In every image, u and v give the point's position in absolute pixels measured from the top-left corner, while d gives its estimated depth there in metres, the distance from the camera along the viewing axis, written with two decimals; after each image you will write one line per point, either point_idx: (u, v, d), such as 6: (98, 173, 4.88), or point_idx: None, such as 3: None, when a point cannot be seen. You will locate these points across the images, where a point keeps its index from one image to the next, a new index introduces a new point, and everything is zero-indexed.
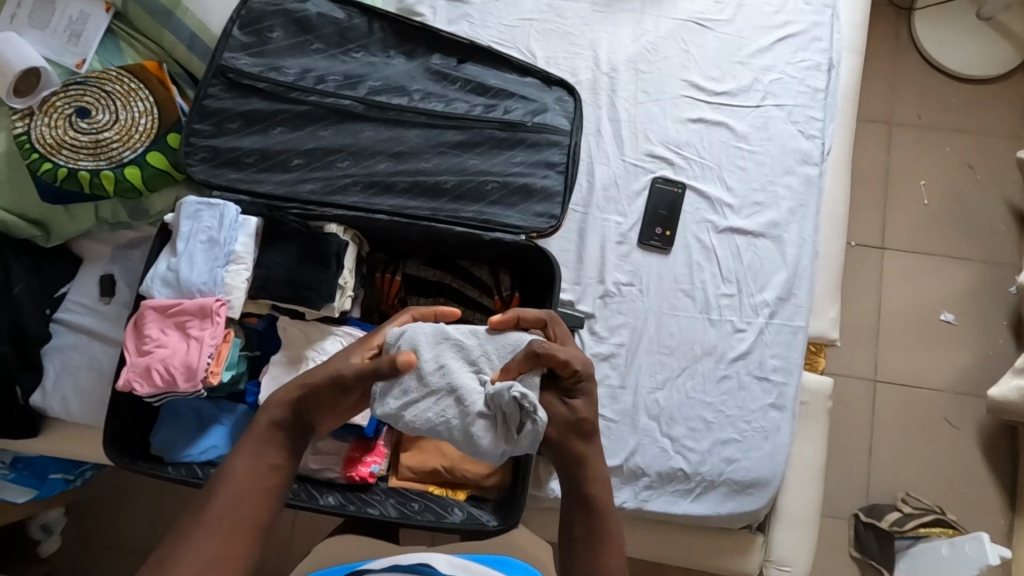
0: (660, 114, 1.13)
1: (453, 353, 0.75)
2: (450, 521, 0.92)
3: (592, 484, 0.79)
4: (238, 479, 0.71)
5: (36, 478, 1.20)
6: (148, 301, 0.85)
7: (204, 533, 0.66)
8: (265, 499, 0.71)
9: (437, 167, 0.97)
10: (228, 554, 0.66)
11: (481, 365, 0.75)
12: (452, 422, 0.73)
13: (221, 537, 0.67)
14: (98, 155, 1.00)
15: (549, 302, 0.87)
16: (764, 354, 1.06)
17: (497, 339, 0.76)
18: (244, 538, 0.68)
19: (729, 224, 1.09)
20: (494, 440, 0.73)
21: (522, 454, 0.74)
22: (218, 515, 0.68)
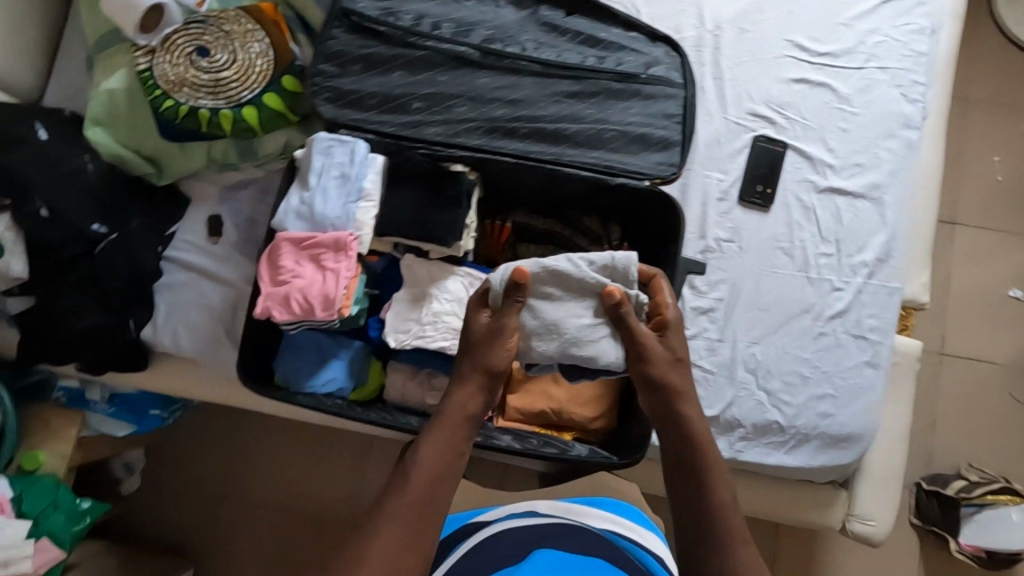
0: (763, 74, 1.13)
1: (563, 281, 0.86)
2: (576, 454, 0.94)
3: (689, 418, 0.80)
4: (426, 469, 0.74)
5: (133, 414, 1.24)
6: (282, 233, 0.87)
7: (398, 519, 0.70)
8: (446, 490, 0.75)
9: (554, 115, 0.98)
10: (416, 541, 0.70)
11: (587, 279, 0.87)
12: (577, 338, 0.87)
13: (410, 524, 0.70)
14: (217, 94, 1.02)
15: (674, 245, 0.90)
16: (861, 313, 1.07)
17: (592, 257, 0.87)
18: (429, 528, 0.72)
19: (830, 184, 1.10)
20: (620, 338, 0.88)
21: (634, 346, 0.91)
22: (407, 502, 0.72)
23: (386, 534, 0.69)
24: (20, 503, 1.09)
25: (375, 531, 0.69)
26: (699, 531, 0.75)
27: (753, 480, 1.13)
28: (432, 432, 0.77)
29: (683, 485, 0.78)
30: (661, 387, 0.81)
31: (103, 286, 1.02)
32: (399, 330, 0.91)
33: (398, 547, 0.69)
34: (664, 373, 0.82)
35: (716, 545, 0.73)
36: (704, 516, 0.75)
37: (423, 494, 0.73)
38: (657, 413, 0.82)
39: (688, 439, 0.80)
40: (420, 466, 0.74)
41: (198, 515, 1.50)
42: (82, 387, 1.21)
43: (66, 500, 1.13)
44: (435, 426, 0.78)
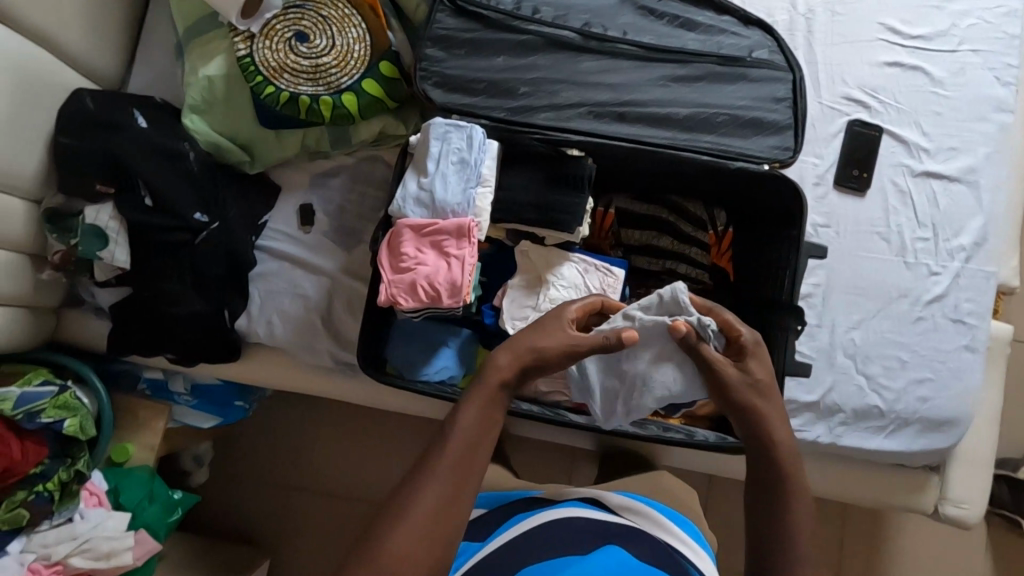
0: (856, 57, 1.12)
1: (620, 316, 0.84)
2: (700, 440, 0.95)
3: (769, 434, 0.75)
4: (461, 432, 0.71)
5: (216, 406, 1.23)
6: (403, 220, 0.87)
7: (434, 480, 0.67)
8: (483, 453, 0.71)
9: (663, 98, 0.97)
10: (453, 503, 0.67)
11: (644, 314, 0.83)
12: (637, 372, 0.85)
13: (446, 487, 0.67)
14: (317, 81, 1.00)
15: (795, 229, 0.91)
16: (959, 298, 1.07)
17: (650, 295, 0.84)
18: (466, 492, 0.68)
19: (925, 168, 1.10)
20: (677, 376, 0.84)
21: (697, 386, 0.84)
22: (445, 464, 0.68)
23: (423, 497, 0.66)
24: (117, 495, 1.09)
25: (411, 494, 0.66)
26: (763, 545, 0.72)
27: (847, 465, 1.12)
28: (470, 395, 0.73)
29: (754, 495, 0.75)
30: (743, 406, 0.76)
31: (203, 275, 1.02)
32: (515, 317, 0.91)
33: (434, 509, 0.65)
34: (751, 394, 0.76)
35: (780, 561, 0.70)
36: (770, 529, 0.72)
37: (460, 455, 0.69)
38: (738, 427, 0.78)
39: (765, 455, 0.75)
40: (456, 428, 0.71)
41: (268, 505, 1.50)
42: (165, 378, 1.20)
43: (161, 491, 1.13)
44: (472, 390, 0.74)
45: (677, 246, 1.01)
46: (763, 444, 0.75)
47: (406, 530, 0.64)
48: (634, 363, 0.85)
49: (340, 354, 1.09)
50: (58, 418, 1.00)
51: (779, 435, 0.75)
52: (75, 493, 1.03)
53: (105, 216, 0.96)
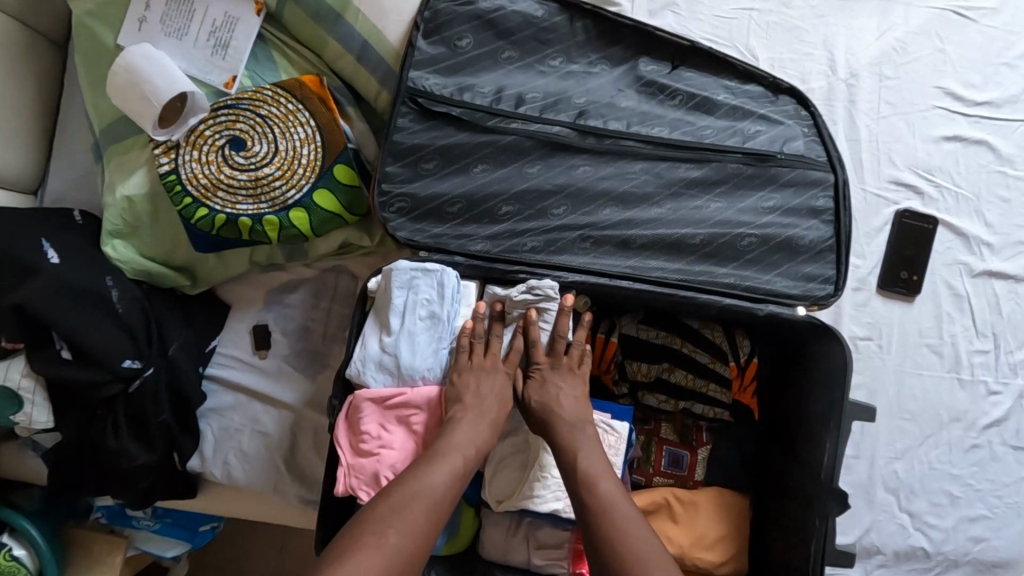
0: (909, 130, 0.94)
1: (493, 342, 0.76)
2: None
3: (593, 478, 0.65)
4: (439, 486, 0.63)
5: (184, 529, 1.11)
6: (363, 390, 0.73)
7: (406, 510, 0.60)
8: (444, 512, 0.62)
9: (674, 214, 0.80)
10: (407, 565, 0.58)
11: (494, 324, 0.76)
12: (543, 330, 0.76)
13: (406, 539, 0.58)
14: (259, 197, 0.84)
15: (839, 390, 0.75)
16: (1022, 421, 0.92)
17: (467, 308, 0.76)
18: (422, 552, 0.59)
19: (987, 266, 0.93)
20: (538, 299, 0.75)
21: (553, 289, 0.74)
22: (416, 507, 0.60)
23: (377, 543, 0.57)
24: None
25: (367, 535, 0.57)
26: None
27: None
28: (454, 444, 0.67)
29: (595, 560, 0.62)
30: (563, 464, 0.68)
31: (143, 426, 0.87)
32: (501, 491, 0.77)
33: (396, 558, 0.57)
34: (564, 436, 0.69)
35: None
36: None
37: (425, 505, 0.61)
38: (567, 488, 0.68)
39: (596, 505, 0.64)
40: (419, 481, 0.62)
41: None
42: (121, 504, 1.07)
43: None
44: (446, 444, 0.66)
45: (695, 383, 0.85)
46: (587, 491, 0.65)
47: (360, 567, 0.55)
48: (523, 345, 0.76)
49: (308, 496, 0.95)
50: None
51: (607, 479, 0.66)
52: None
53: (17, 373, 0.82)
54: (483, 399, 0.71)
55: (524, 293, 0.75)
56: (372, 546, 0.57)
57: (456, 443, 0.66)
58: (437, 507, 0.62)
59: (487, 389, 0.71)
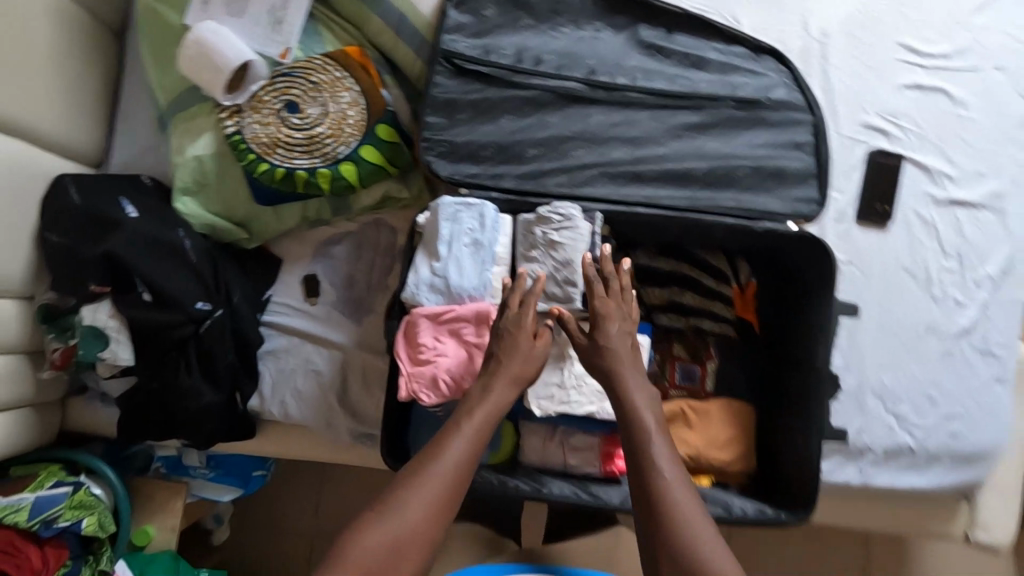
0: (876, 81, 1.07)
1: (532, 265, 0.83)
2: (741, 516, 0.86)
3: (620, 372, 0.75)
4: (454, 456, 0.68)
5: (237, 477, 1.20)
6: (418, 309, 0.83)
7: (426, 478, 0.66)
8: (464, 481, 0.68)
9: (678, 152, 0.92)
10: (431, 520, 0.64)
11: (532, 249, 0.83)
12: (575, 247, 0.82)
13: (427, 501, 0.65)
14: (312, 152, 0.95)
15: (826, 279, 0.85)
16: (988, 329, 1.05)
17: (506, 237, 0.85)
18: (443, 515, 0.66)
19: (950, 195, 1.06)
20: (566, 219, 0.82)
21: (576, 210, 0.83)
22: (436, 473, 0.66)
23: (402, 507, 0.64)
24: None
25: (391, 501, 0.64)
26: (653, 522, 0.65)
27: (881, 500, 1.10)
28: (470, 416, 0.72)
29: (639, 494, 0.67)
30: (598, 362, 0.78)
31: (213, 365, 0.98)
32: (541, 397, 0.86)
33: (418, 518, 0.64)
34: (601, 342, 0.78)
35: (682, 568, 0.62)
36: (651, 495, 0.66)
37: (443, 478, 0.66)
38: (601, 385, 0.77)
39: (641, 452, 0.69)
40: (443, 453, 0.68)
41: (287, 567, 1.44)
42: (179, 454, 1.16)
43: (188, 572, 1.12)
44: (465, 416, 0.72)
45: (703, 302, 0.97)
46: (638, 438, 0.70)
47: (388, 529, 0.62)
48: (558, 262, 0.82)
49: (358, 429, 1.05)
50: (76, 519, 0.97)
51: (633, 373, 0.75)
52: None
53: (103, 314, 0.92)
54: (500, 363, 0.76)
55: (554, 214, 0.82)
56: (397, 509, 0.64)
57: (472, 411, 0.72)
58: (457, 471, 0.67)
59: (508, 353, 0.76)
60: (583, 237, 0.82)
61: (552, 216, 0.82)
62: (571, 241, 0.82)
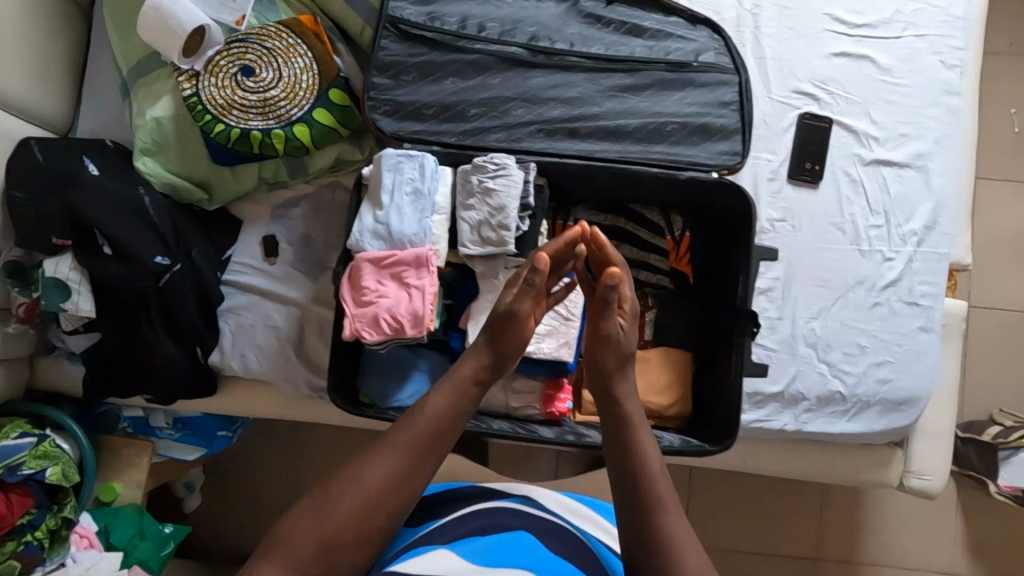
0: (806, 49, 1.13)
1: (468, 212, 0.88)
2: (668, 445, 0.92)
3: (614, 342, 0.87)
4: (424, 422, 0.76)
5: (200, 437, 1.24)
6: (361, 254, 0.88)
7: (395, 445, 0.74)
8: (436, 451, 0.76)
9: (612, 111, 0.98)
10: (399, 481, 0.72)
11: (468, 197, 0.88)
12: (508, 192, 0.86)
13: (394, 462, 0.73)
14: (267, 114, 1.00)
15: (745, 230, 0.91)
16: (913, 281, 1.11)
17: (446, 188, 0.90)
18: (412, 476, 0.73)
19: (876, 156, 1.12)
20: (500, 168, 0.87)
21: (510, 159, 0.88)
22: (406, 439, 0.75)
23: (371, 469, 0.72)
24: (108, 536, 1.11)
25: (364, 463, 0.73)
26: (630, 482, 0.78)
27: (819, 448, 1.14)
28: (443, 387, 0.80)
29: (620, 477, 0.79)
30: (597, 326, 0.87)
31: (174, 318, 1.02)
32: None
33: (387, 479, 0.72)
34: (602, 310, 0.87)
35: (646, 546, 0.73)
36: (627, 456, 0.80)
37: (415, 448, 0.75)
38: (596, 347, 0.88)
39: (626, 450, 0.80)
40: (416, 418, 0.76)
41: (259, 533, 1.48)
42: (146, 416, 1.20)
43: (152, 528, 1.16)
44: (438, 388, 0.81)
45: (639, 254, 1.02)
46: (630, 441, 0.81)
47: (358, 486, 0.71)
48: (492, 207, 0.87)
49: (315, 383, 1.09)
50: (40, 468, 1.01)
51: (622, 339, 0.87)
52: (64, 539, 1.05)
53: (65, 267, 0.96)
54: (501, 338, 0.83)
55: (489, 163, 0.88)
56: (366, 470, 0.72)
57: (446, 384, 0.81)
58: (426, 438, 0.76)
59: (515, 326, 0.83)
60: (515, 184, 0.87)
61: (487, 165, 0.88)
62: (504, 187, 0.87)
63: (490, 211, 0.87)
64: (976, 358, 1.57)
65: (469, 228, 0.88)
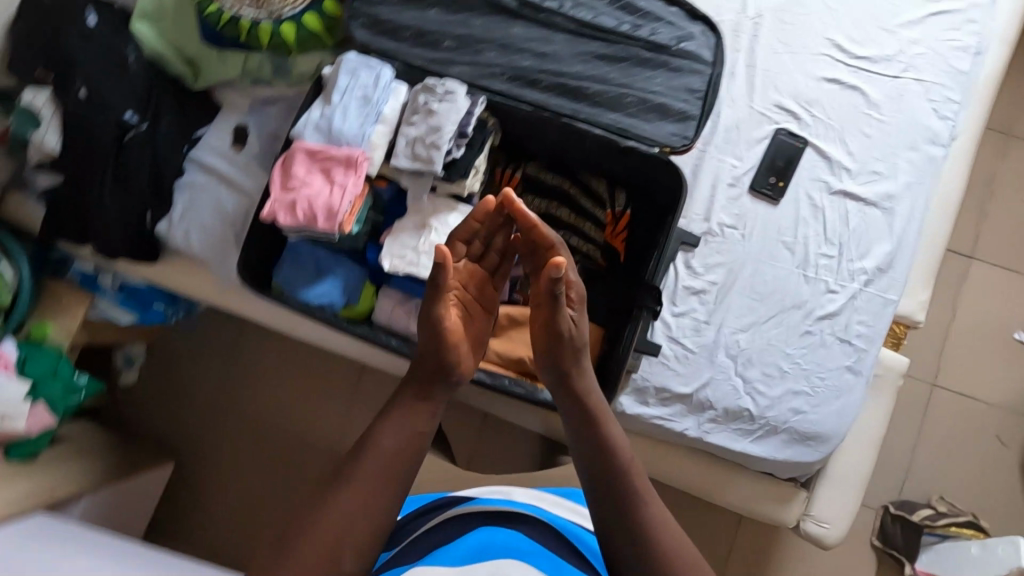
0: (797, 68, 1.12)
1: (408, 127, 0.91)
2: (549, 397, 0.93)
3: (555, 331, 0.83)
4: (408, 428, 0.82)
5: (138, 304, 1.30)
6: (299, 143, 0.91)
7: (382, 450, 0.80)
8: (414, 455, 0.82)
9: (579, 73, 0.99)
10: (390, 481, 0.80)
11: (412, 114, 0.91)
12: (448, 116, 0.89)
13: (385, 466, 0.80)
14: (259, 6, 1.06)
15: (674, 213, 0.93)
16: (851, 319, 1.08)
17: (396, 101, 0.92)
18: (397, 477, 0.80)
19: (843, 187, 1.10)
20: (448, 92, 0.90)
21: (461, 87, 0.91)
22: (389, 445, 0.81)
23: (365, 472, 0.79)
24: (23, 365, 1.16)
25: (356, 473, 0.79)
26: (612, 485, 0.82)
27: (717, 463, 1.13)
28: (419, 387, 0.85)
29: (601, 479, 0.83)
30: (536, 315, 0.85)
31: (129, 176, 1.07)
32: (394, 254, 0.94)
33: (379, 485, 0.79)
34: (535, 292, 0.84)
35: (638, 532, 0.80)
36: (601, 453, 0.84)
37: (392, 458, 0.81)
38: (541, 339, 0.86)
39: (599, 444, 0.84)
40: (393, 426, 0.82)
41: (180, 421, 1.53)
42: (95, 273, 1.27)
43: (66, 372, 1.20)
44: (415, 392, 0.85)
45: (575, 219, 1.03)
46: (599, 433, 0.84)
47: (350, 496, 0.78)
48: (429, 126, 0.89)
49: None
50: None
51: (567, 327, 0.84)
52: None
53: (41, 100, 1.03)
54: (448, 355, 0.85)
55: (439, 86, 0.90)
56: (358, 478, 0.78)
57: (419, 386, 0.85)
58: (408, 443, 0.82)
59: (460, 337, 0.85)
60: (458, 109, 0.89)
61: (436, 88, 0.91)
62: (445, 110, 0.89)
63: (427, 129, 0.89)
64: (929, 438, 1.49)
65: (405, 141, 0.90)
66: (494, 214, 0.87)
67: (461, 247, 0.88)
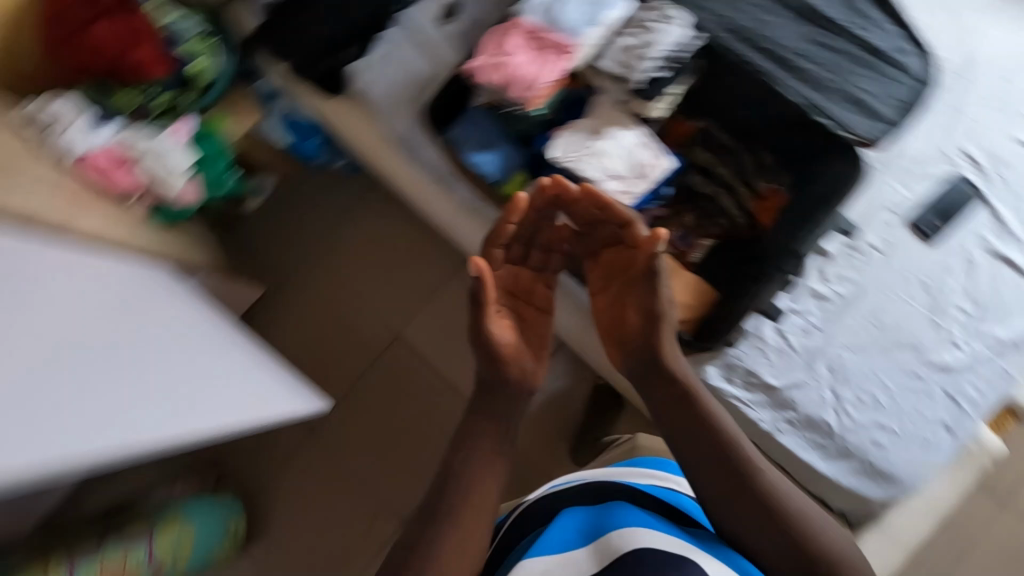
0: (998, 125, 1.11)
1: (622, 36, 0.97)
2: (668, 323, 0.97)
3: (629, 295, 0.93)
4: (477, 479, 0.82)
5: (299, 133, 1.44)
6: (521, 19, 0.96)
7: (465, 508, 0.79)
8: (489, 508, 0.81)
9: (792, 48, 1.02)
10: (475, 532, 0.78)
11: (628, 26, 0.98)
12: (664, 36, 0.95)
13: (468, 521, 0.78)
14: None
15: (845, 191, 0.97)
16: (966, 380, 1.06)
17: (618, 12, 0.97)
18: (479, 526, 0.79)
19: (1004, 252, 1.08)
20: (668, 16, 0.97)
21: (680, 17, 0.97)
22: (471, 495, 0.80)
23: (453, 534, 0.77)
24: (196, 141, 1.28)
25: (446, 536, 0.77)
26: (727, 470, 0.81)
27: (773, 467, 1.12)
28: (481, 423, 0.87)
29: (719, 465, 0.82)
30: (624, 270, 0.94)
31: (350, 8, 1.18)
32: (562, 147, 0.98)
33: (471, 543, 0.77)
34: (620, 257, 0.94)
35: (774, 518, 0.78)
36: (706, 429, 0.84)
37: (474, 517, 0.79)
38: (617, 301, 0.95)
39: (704, 425, 0.84)
40: (464, 477, 0.81)
41: (281, 256, 1.65)
42: (275, 91, 1.39)
43: (227, 162, 1.32)
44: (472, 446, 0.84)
45: (733, 181, 1.06)
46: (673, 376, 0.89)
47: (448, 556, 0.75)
48: (643, 38, 0.95)
49: (411, 130, 1.22)
50: (194, 54, 1.23)
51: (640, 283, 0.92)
52: (173, 118, 1.26)
53: None
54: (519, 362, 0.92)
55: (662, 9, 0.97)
56: (449, 546, 0.76)
57: (488, 412, 0.88)
58: (480, 495, 0.81)
59: (533, 330, 0.96)
60: (674, 33, 0.95)
61: (659, 9, 0.97)
62: (663, 31, 0.95)
63: (640, 40, 0.95)
64: (983, 558, 1.40)
65: (615, 46, 0.97)
66: (528, 213, 0.91)
67: (496, 253, 0.93)
